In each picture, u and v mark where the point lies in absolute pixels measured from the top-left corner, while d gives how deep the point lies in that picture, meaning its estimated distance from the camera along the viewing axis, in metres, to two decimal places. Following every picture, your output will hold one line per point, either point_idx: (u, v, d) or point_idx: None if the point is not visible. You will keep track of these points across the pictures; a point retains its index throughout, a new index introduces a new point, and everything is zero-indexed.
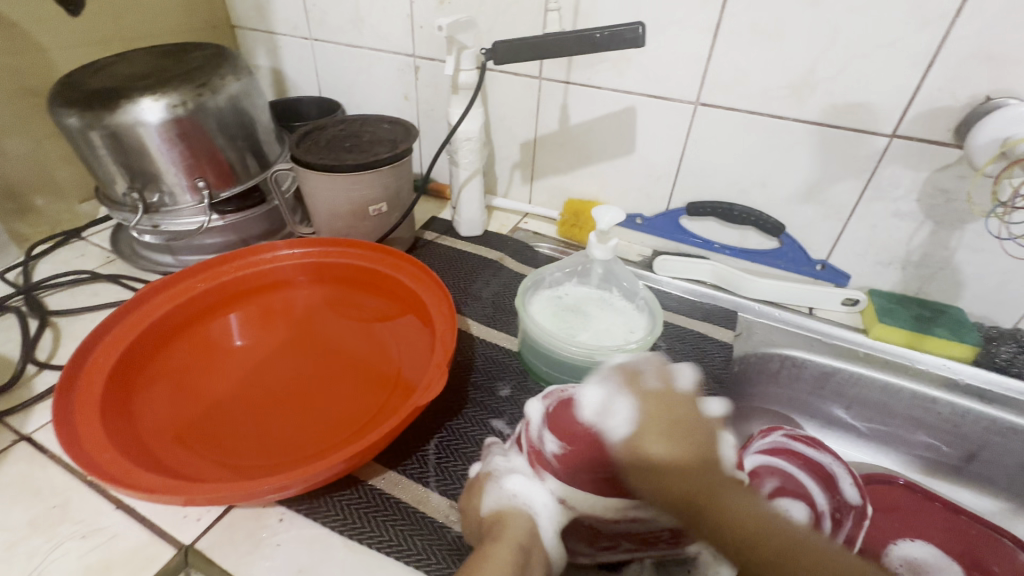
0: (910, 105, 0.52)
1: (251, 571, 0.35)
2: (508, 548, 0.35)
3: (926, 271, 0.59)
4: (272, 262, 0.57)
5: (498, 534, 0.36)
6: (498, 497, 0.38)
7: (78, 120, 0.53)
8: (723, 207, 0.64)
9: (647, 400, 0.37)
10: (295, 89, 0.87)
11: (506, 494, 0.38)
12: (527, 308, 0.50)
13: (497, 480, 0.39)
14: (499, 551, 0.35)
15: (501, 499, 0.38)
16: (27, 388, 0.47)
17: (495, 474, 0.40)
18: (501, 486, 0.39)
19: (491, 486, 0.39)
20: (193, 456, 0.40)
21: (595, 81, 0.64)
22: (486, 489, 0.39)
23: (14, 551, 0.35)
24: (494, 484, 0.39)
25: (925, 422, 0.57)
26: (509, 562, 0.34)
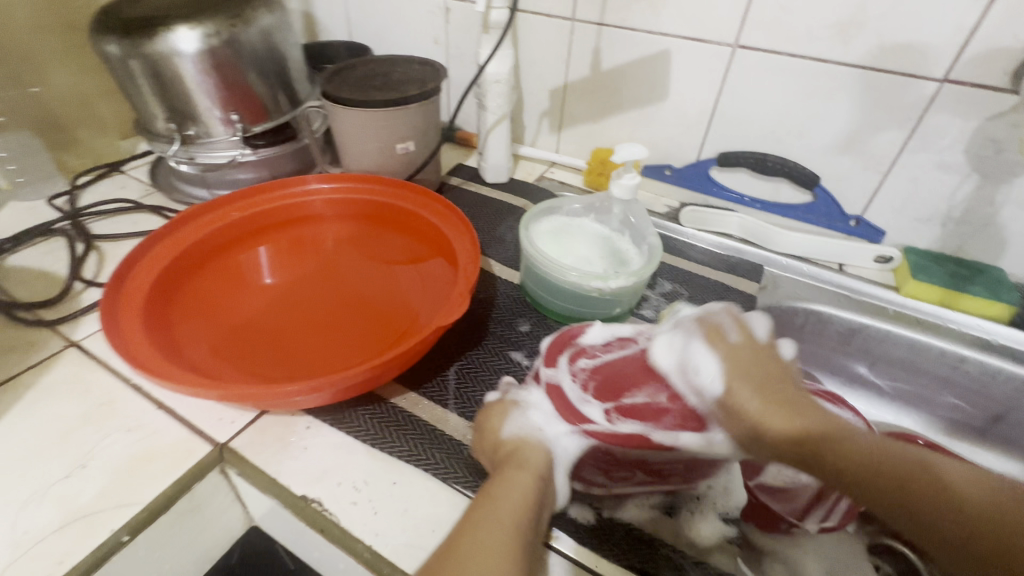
0: (966, 45, 0.49)
1: (280, 468, 0.37)
2: (528, 476, 0.34)
3: (967, 228, 0.57)
4: (303, 196, 0.58)
5: (518, 461, 0.35)
6: (521, 426, 0.38)
7: (119, 48, 0.54)
8: (757, 157, 0.62)
9: (727, 348, 0.37)
10: (326, 33, 0.87)
11: (531, 425, 0.38)
12: (532, 227, 0.53)
13: (523, 410, 0.39)
14: (518, 475, 0.34)
15: (523, 427, 0.38)
16: (75, 301, 0.50)
17: (520, 404, 0.39)
18: (523, 416, 0.38)
19: (515, 412, 0.39)
20: (228, 367, 0.43)
21: (630, 22, 0.62)
22: (509, 414, 0.39)
23: (68, 437, 0.38)
24: (519, 412, 0.39)
25: (952, 382, 0.55)
26: (529, 490, 0.33)
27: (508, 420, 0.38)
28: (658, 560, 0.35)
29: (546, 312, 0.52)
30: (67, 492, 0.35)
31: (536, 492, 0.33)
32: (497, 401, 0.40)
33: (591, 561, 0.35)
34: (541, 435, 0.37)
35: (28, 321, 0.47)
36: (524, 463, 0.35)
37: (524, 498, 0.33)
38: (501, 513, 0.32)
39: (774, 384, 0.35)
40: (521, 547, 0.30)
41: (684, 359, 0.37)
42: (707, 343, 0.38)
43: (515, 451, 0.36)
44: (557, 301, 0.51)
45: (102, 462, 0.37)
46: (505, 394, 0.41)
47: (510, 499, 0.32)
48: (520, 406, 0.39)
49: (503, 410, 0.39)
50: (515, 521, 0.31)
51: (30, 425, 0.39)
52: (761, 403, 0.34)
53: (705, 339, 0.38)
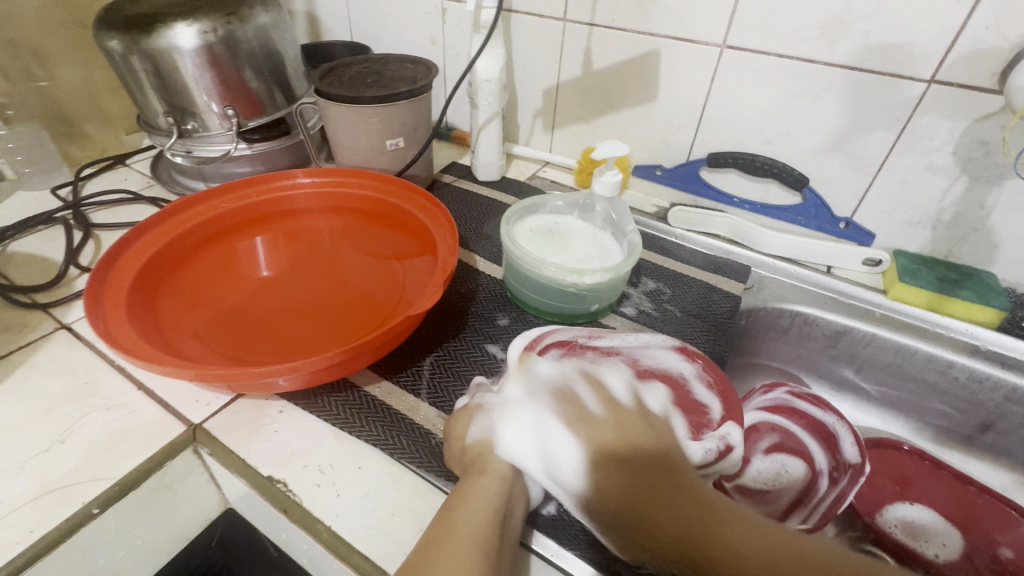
0: (952, 45, 0.48)
1: (249, 449, 0.38)
2: (492, 483, 0.34)
3: (958, 231, 0.56)
4: (292, 189, 0.60)
5: (477, 467, 0.35)
6: (485, 429, 0.37)
7: (120, 43, 0.56)
8: (745, 157, 0.62)
9: (592, 429, 0.36)
10: (329, 33, 0.88)
11: (495, 425, 0.38)
12: (513, 223, 0.54)
13: (488, 413, 0.38)
14: (477, 479, 0.34)
15: (485, 431, 0.37)
16: (70, 285, 0.52)
17: (481, 409, 0.39)
18: (484, 418, 0.38)
19: (480, 416, 0.38)
20: (206, 351, 0.44)
21: (620, 22, 0.62)
22: (474, 418, 0.38)
23: (50, 414, 0.40)
24: (483, 416, 0.38)
25: (939, 387, 0.54)
26: (495, 494, 0.33)
27: (467, 425, 0.38)
28: (617, 550, 0.35)
29: (525, 308, 0.53)
30: (45, 465, 0.37)
31: (501, 494, 0.34)
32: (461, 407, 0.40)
33: (556, 552, 0.35)
34: (504, 439, 0.37)
35: (23, 303, 0.49)
36: (483, 466, 0.35)
37: (487, 504, 0.32)
38: (465, 519, 0.32)
39: (638, 432, 0.36)
40: (487, 553, 0.30)
41: (542, 440, 0.35)
42: (565, 424, 0.36)
43: (479, 456, 0.36)
44: (535, 296, 0.51)
45: (80, 438, 0.38)
46: (471, 398, 0.41)
47: (475, 508, 0.32)
48: (480, 410, 0.39)
49: (465, 411, 0.39)
50: (482, 530, 0.31)
51: (15, 401, 0.41)
52: (591, 445, 0.35)
53: (567, 421, 0.36)
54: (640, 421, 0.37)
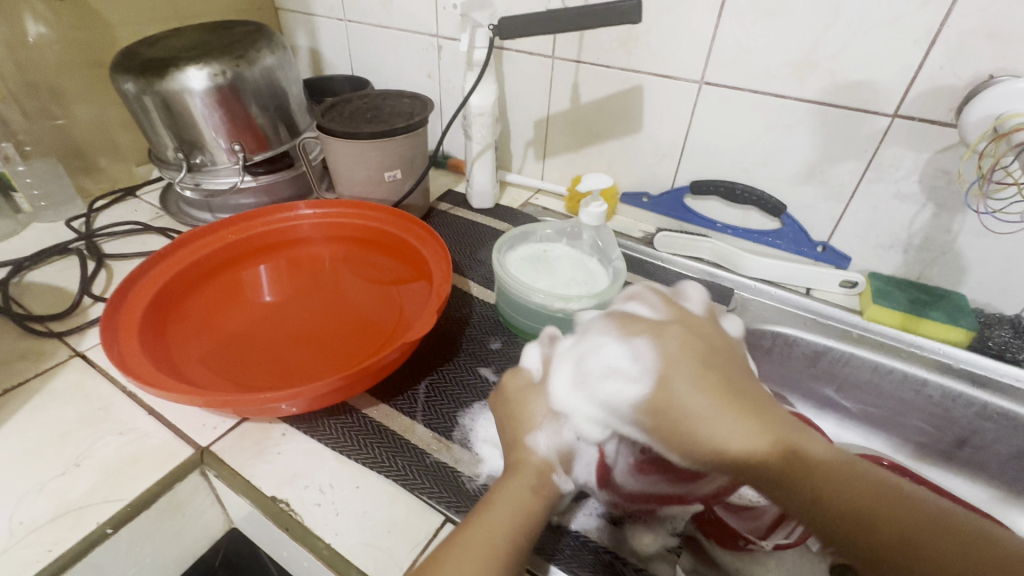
0: (911, 83, 0.52)
1: (254, 471, 0.41)
2: (529, 492, 0.36)
3: (928, 255, 0.59)
4: (295, 220, 0.63)
5: (535, 483, 0.36)
6: (554, 439, 0.38)
7: (135, 86, 0.60)
8: (726, 185, 0.65)
9: (652, 326, 0.35)
10: (331, 68, 0.93)
11: (563, 442, 0.38)
12: (504, 251, 0.57)
13: (559, 424, 0.38)
14: (527, 498, 0.35)
15: (553, 448, 0.38)
16: (84, 314, 0.55)
17: (560, 418, 0.38)
18: (560, 432, 0.38)
19: (551, 425, 0.38)
20: (214, 378, 0.46)
21: (604, 60, 0.66)
22: (544, 425, 0.38)
23: (67, 438, 0.42)
24: (556, 426, 0.38)
25: (915, 405, 0.56)
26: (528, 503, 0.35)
27: (539, 431, 0.38)
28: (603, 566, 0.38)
29: (516, 332, 0.55)
30: (62, 487, 0.39)
31: (539, 516, 0.35)
32: (534, 381, 0.40)
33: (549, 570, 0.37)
34: (563, 465, 0.38)
35: (39, 332, 0.51)
36: (539, 487, 0.36)
37: (521, 510, 0.35)
38: (500, 526, 0.33)
39: (701, 345, 0.34)
40: (505, 568, 0.32)
41: (604, 364, 0.35)
42: (662, 308, 0.37)
43: (541, 473, 0.37)
44: (526, 320, 0.53)
45: (95, 461, 0.41)
46: (545, 372, 0.41)
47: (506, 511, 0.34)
48: (557, 421, 0.38)
49: (540, 415, 0.39)
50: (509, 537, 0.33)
51: (32, 426, 0.43)
52: (696, 391, 0.31)
53: (662, 304, 0.38)
54: (734, 364, 0.34)
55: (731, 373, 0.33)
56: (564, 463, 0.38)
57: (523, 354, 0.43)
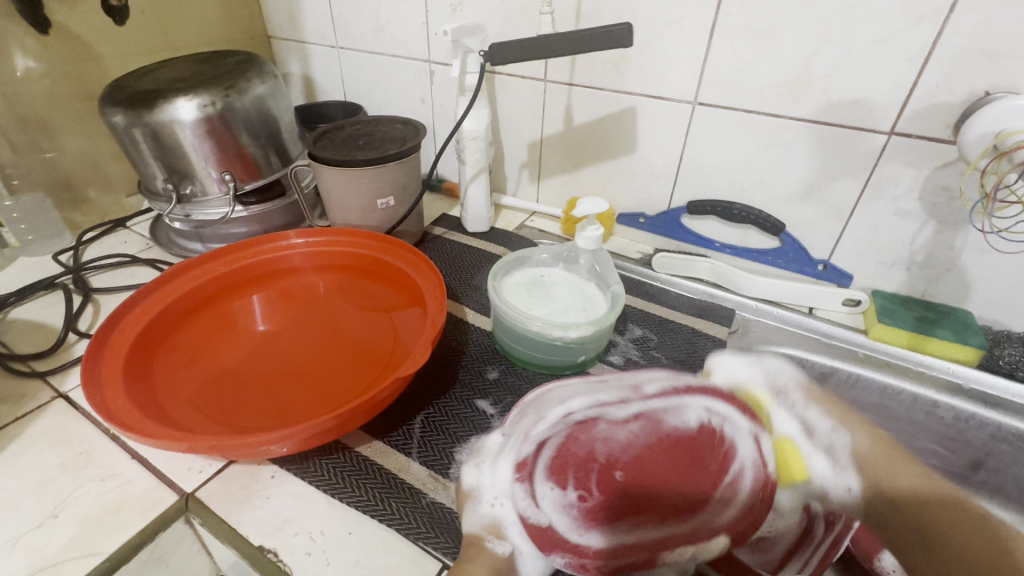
0: (907, 100, 0.51)
1: (241, 518, 0.39)
2: (478, 569, 0.35)
3: (932, 271, 0.58)
4: (287, 249, 0.62)
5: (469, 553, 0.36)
6: (476, 516, 0.38)
7: (124, 118, 0.59)
8: (723, 206, 0.65)
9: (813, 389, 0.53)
10: (323, 94, 0.92)
11: (483, 515, 0.38)
12: (499, 278, 0.55)
13: (474, 501, 0.39)
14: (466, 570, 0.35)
15: (475, 523, 0.38)
16: (68, 352, 0.53)
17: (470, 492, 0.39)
18: (474, 507, 0.38)
19: (469, 504, 0.39)
20: (200, 418, 0.45)
21: (597, 82, 0.66)
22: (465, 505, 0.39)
23: (45, 486, 0.40)
24: (472, 503, 0.39)
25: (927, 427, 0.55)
26: None
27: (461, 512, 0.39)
28: None
29: (514, 360, 0.54)
30: (37, 541, 0.37)
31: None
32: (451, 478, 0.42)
33: None
34: (495, 530, 0.37)
35: (20, 373, 0.50)
36: (477, 558, 0.36)
37: None
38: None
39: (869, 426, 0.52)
40: None
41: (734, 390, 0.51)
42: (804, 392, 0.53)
43: (469, 543, 0.37)
44: (524, 349, 0.52)
45: (74, 511, 0.39)
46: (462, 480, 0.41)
47: None
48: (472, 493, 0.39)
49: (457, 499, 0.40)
50: None
51: (9, 475, 0.41)
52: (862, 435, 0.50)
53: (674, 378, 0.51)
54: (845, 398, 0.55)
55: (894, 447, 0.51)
56: (493, 528, 0.37)
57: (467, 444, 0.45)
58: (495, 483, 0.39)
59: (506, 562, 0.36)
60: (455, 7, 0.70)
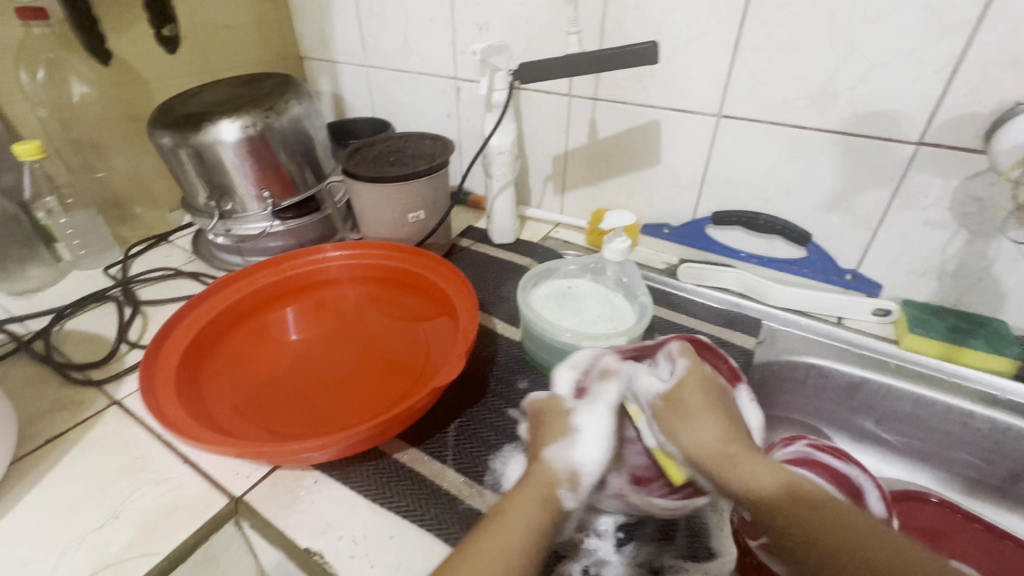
0: (935, 111, 0.51)
1: (288, 521, 0.41)
2: (538, 509, 0.37)
3: (964, 281, 0.57)
4: (323, 262, 0.64)
5: (542, 495, 0.37)
6: (562, 452, 0.40)
7: (171, 139, 0.63)
8: (748, 216, 0.65)
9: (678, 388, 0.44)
10: (352, 110, 0.96)
11: (572, 460, 0.39)
12: (528, 290, 0.57)
13: (568, 440, 0.40)
14: (534, 510, 0.36)
15: (563, 462, 0.39)
16: (120, 361, 0.56)
17: (574, 431, 0.40)
18: (570, 447, 0.40)
19: (558, 442, 0.40)
20: (246, 426, 0.47)
21: (621, 96, 0.67)
22: (557, 438, 0.41)
23: (105, 489, 0.43)
24: (563, 444, 0.40)
25: (962, 438, 0.54)
26: (535, 515, 0.36)
27: (555, 444, 0.40)
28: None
29: (542, 369, 0.55)
30: (101, 541, 0.39)
31: (548, 529, 0.36)
32: (567, 407, 0.43)
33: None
34: (572, 481, 0.38)
35: (78, 381, 0.53)
36: (546, 499, 0.37)
37: (537, 524, 0.36)
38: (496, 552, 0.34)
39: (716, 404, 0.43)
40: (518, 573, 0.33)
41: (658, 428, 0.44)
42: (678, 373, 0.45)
43: (545, 479, 0.38)
44: (553, 358, 0.53)
45: (132, 512, 0.41)
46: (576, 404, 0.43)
47: (510, 529, 0.35)
48: (573, 435, 0.40)
49: (556, 434, 0.41)
50: (523, 546, 0.34)
51: (72, 478, 0.44)
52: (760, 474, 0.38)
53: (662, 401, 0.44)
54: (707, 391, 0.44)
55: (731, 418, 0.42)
56: (571, 477, 0.39)
57: (555, 377, 0.45)
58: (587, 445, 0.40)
59: (563, 509, 0.38)
60: (481, 26, 0.72)
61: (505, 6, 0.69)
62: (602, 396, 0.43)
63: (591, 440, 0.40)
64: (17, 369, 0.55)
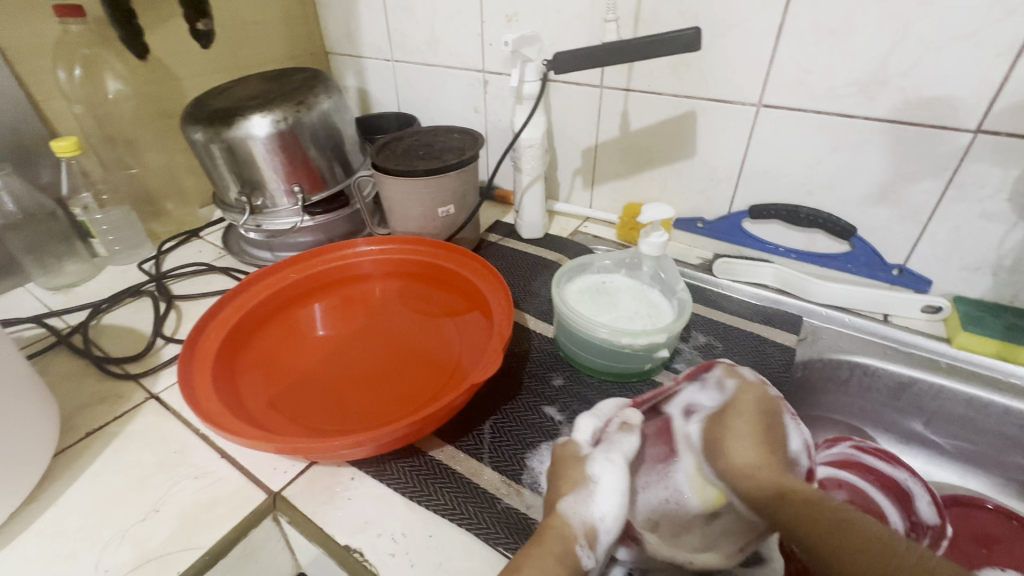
0: (996, 97, 0.48)
1: (326, 518, 0.40)
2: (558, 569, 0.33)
3: (1022, 276, 0.55)
4: (355, 257, 0.64)
5: (560, 551, 0.34)
6: (578, 506, 0.36)
7: (203, 135, 0.63)
8: (788, 209, 0.63)
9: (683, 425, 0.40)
10: (378, 105, 0.95)
11: (592, 514, 0.35)
12: (562, 286, 0.56)
13: (589, 493, 0.36)
14: (552, 568, 0.33)
15: (579, 516, 0.36)
16: (156, 355, 0.57)
17: (589, 482, 0.37)
18: (590, 500, 0.36)
19: (578, 498, 0.36)
20: (282, 420, 0.47)
21: (655, 87, 0.65)
22: (574, 492, 0.37)
23: (146, 482, 0.43)
24: (581, 499, 0.36)
25: (1020, 441, 0.52)
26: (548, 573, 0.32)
27: (571, 495, 0.37)
28: None
29: (579, 367, 0.54)
30: (143, 534, 0.39)
31: None
32: (583, 453, 0.40)
33: None
34: (589, 537, 0.35)
35: (116, 374, 0.53)
36: (564, 555, 0.34)
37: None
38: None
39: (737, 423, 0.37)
40: None
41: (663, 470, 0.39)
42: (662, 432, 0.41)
43: (559, 534, 0.35)
44: (590, 356, 0.52)
45: (172, 507, 0.41)
46: (592, 450, 0.39)
47: None
48: (589, 486, 0.37)
49: (572, 481, 0.37)
50: None
51: (114, 470, 0.44)
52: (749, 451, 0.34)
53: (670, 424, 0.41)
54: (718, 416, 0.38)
55: (772, 439, 0.35)
56: (590, 533, 0.35)
57: (575, 426, 0.43)
58: (608, 494, 0.36)
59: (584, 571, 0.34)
60: (510, 17, 0.71)
61: None
62: (620, 445, 0.39)
63: (610, 488, 0.36)
64: (56, 362, 0.56)
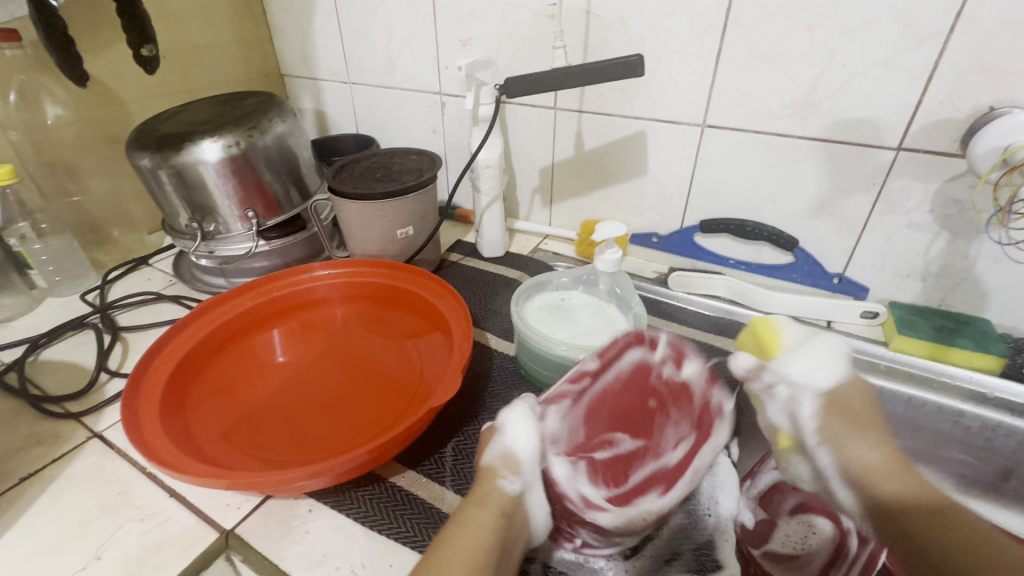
0: (913, 117, 0.53)
1: (281, 554, 0.39)
2: (487, 513, 0.37)
3: (947, 281, 0.59)
4: (311, 282, 0.63)
5: (488, 503, 0.38)
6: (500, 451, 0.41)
7: (150, 161, 0.61)
8: (736, 223, 0.66)
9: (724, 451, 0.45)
10: (335, 127, 0.95)
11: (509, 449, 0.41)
12: (522, 304, 0.57)
13: (502, 433, 0.42)
14: (479, 520, 0.37)
15: (496, 454, 0.41)
16: (100, 392, 0.54)
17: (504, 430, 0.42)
18: (498, 440, 0.41)
19: (495, 439, 0.42)
20: (235, 454, 0.45)
21: (606, 108, 0.68)
22: (491, 442, 0.42)
23: (87, 528, 0.41)
24: (498, 437, 0.42)
25: (954, 436, 0.55)
26: (488, 525, 0.37)
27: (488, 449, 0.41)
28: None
29: (539, 384, 0.54)
30: None
31: (499, 535, 0.36)
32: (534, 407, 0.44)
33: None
34: (510, 467, 0.40)
35: (54, 414, 0.50)
36: (493, 500, 0.38)
37: (484, 532, 0.36)
38: (467, 538, 0.36)
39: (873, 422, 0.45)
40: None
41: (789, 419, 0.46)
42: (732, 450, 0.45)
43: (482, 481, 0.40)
44: (550, 372, 0.52)
45: (116, 552, 0.39)
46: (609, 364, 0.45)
47: (463, 545, 0.35)
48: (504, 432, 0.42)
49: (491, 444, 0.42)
50: (476, 558, 0.34)
51: (50, 518, 0.42)
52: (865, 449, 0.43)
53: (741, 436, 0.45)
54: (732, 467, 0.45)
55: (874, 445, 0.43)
56: (508, 464, 0.40)
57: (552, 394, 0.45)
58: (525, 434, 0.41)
59: (513, 499, 0.39)
60: (465, 42, 0.73)
61: (490, 21, 0.69)
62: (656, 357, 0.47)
63: (520, 424, 0.42)
64: None
